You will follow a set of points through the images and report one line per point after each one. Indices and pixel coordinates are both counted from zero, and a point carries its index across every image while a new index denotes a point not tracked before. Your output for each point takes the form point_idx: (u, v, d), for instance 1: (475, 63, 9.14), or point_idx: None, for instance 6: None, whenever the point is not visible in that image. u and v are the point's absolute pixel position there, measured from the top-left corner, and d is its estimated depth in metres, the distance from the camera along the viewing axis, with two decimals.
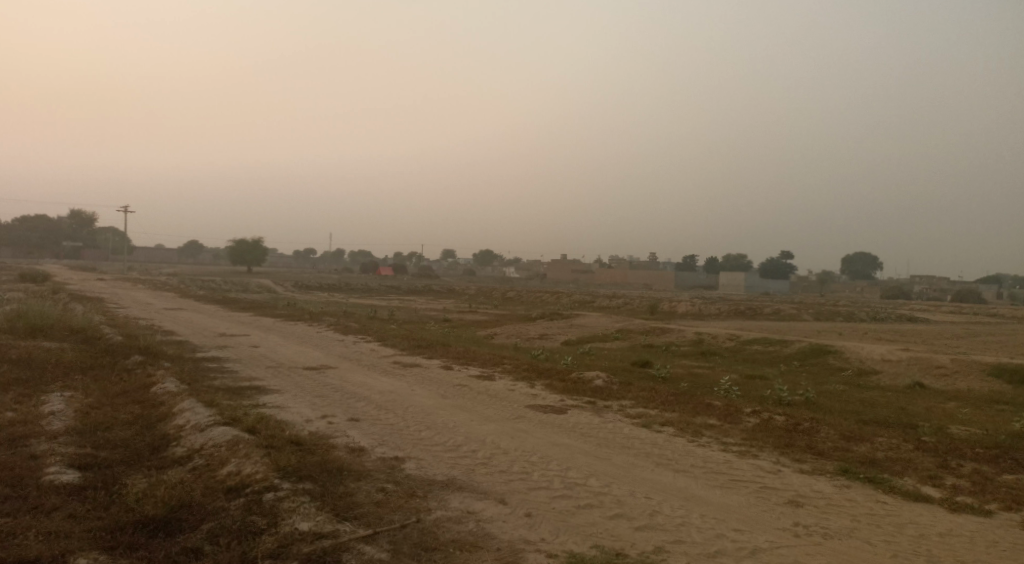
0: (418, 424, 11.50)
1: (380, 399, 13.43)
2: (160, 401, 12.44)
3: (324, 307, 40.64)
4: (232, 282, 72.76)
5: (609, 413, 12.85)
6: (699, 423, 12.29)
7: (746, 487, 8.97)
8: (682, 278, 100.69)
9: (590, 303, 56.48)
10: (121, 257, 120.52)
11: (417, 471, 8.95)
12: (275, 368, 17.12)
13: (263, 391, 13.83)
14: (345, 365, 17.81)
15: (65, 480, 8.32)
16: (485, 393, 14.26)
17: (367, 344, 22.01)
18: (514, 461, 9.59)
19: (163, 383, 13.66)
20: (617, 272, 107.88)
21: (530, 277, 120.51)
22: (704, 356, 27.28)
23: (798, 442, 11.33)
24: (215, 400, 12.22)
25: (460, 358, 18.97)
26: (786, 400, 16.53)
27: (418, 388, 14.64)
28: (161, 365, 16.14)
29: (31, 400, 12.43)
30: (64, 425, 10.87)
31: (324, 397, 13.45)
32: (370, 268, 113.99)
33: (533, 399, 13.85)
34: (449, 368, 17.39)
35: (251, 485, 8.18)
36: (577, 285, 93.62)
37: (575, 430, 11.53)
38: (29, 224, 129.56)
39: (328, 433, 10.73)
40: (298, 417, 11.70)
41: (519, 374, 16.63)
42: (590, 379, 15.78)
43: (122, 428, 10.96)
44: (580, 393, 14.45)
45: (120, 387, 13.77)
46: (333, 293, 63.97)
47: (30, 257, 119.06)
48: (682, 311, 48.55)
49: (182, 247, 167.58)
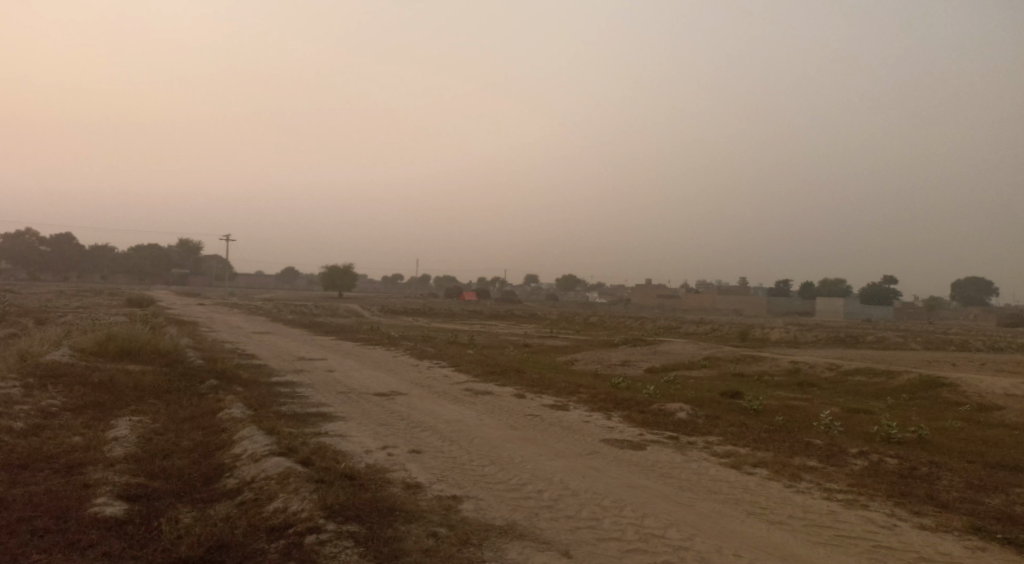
0: (483, 458, 10.69)
1: (447, 429, 12.72)
2: (223, 427, 12.11)
3: (405, 332, 40.55)
4: (323, 306, 74.32)
5: (693, 451, 11.69)
6: (797, 465, 10.99)
7: (855, 547, 7.71)
8: (775, 304, 96.52)
9: (678, 329, 54.46)
10: (223, 284, 125.97)
11: (474, 514, 8.13)
12: (346, 394, 16.71)
13: (328, 418, 13.37)
14: (416, 391, 17.23)
15: (109, 512, 7.92)
16: (559, 424, 13.33)
17: (442, 369, 21.46)
18: (584, 504, 8.64)
19: (229, 409, 13.39)
20: (706, 298, 104.75)
21: (616, 302, 118.48)
22: (801, 387, 25.40)
23: (915, 490, 9.89)
24: (275, 427, 11.79)
25: (535, 386, 18.13)
26: (895, 438, 14.85)
27: (488, 417, 13.86)
28: (232, 390, 15.98)
29: (99, 424, 12.33)
30: (124, 451, 10.63)
31: (389, 426, 12.84)
32: (456, 293, 114.89)
33: (609, 432, 12.81)
34: (523, 396, 16.55)
35: (294, 525, 7.55)
36: (663, 311, 91.21)
37: (655, 469, 10.46)
38: (141, 251, 137.29)
39: (386, 466, 10.06)
40: (358, 447, 11.10)
41: (597, 404, 15.61)
42: (674, 411, 14.61)
43: (180, 456, 10.61)
44: (662, 427, 13.34)
45: (187, 412, 13.58)
46: (417, 318, 64.26)
47: (140, 283, 126.45)
48: (776, 338, 46.08)
49: (279, 273, 173.95)
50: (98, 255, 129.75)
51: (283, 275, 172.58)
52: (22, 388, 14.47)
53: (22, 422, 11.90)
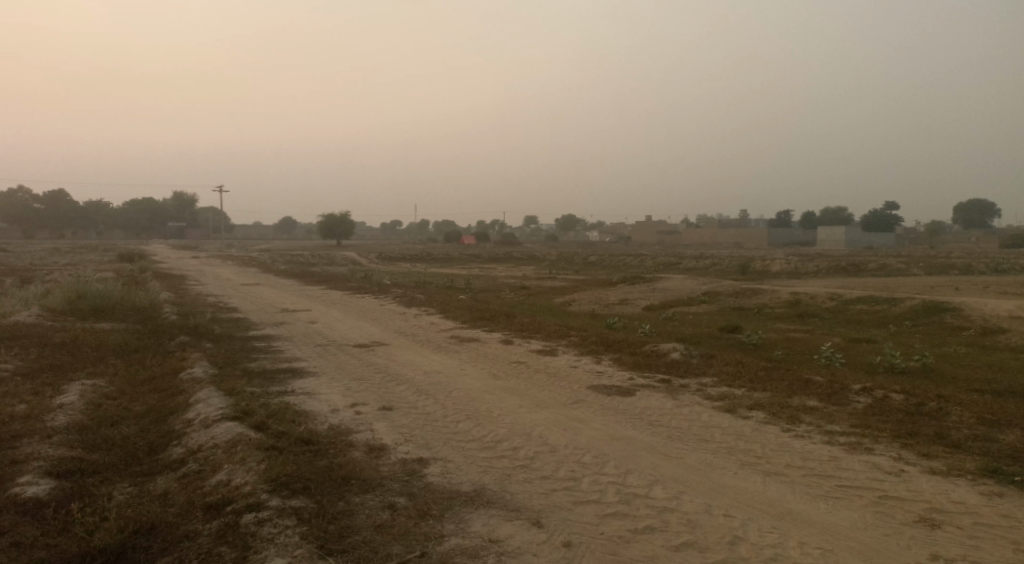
0: (458, 413, 9.87)
1: (423, 382, 11.89)
2: (181, 390, 11.30)
3: (398, 279, 39.61)
4: (319, 256, 73.36)
5: (685, 395, 10.86)
6: (796, 406, 10.15)
7: (859, 499, 6.90)
8: (776, 235, 95.23)
9: (676, 265, 53.48)
10: (220, 237, 124.89)
11: (439, 480, 7.32)
12: (322, 346, 15.88)
13: (297, 375, 12.53)
14: (397, 340, 16.41)
15: (30, 493, 7.13)
16: (544, 372, 12.50)
17: (427, 316, 20.61)
18: (561, 462, 7.83)
19: (191, 369, 12.56)
20: (706, 232, 103.66)
21: (616, 240, 117.47)
22: (801, 318, 24.60)
23: (924, 429, 9.06)
24: (236, 387, 10.96)
25: (523, 330, 17.31)
26: (901, 369, 14.03)
27: (469, 366, 13.04)
28: (202, 347, 15.20)
29: (49, 390, 11.55)
30: (67, 420, 9.82)
31: (362, 381, 11.99)
32: (453, 237, 113.64)
33: (596, 378, 12.01)
34: (509, 342, 15.71)
35: (233, 501, 6.74)
36: (663, 247, 90.09)
37: (643, 418, 9.64)
38: (135, 207, 135.80)
39: (351, 427, 9.24)
40: (324, 407, 10.28)
41: (585, 347, 14.77)
42: (666, 352, 13.77)
43: (129, 424, 9.81)
44: (652, 370, 12.52)
45: (149, 374, 12.79)
46: (414, 264, 63.21)
47: (136, 238, 125.57)
48: (777, 270, 45.22)
49: (276, 223, 172.37)
50: (92, 212, 128.51)
51: (280, 226, 171.58)
52: None
53: None
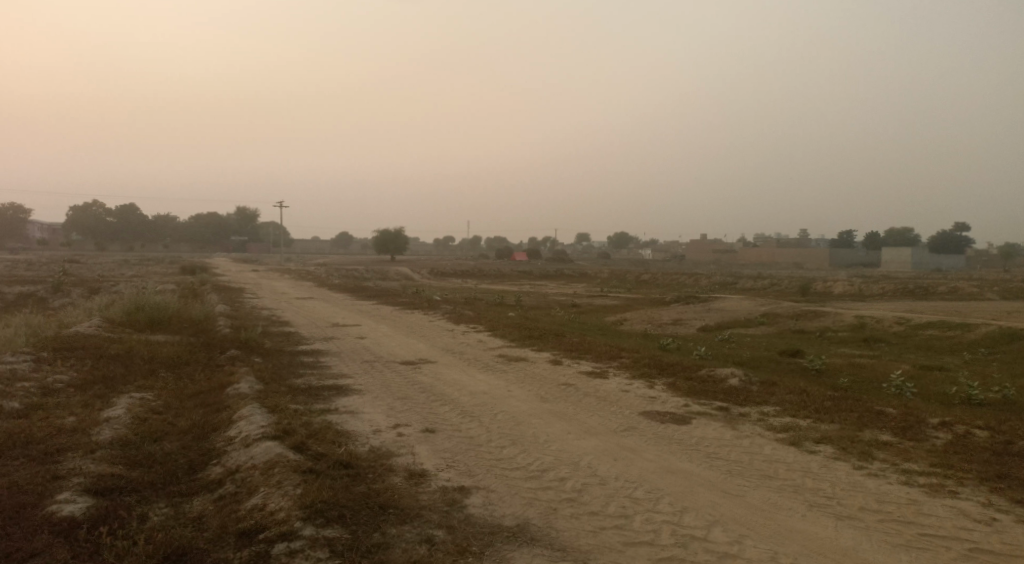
0: (503, 438, 9.44)
1: (469, 403, 11.50)
2: (225, 405, 11.16)
3: (449, 294, 39.51)
4: (373, 271, 73.82)
5: (746, 425, 10.21)
6: (867, 441, 9.41)
7: (945, 552, 6.21)
8: (838, 255, 92.45)
9: (733, 285, 52.15)
10: (280, 251, 127.69)
11: (481, 512, 6.89)
12: (369, 363, 15.65)
13: (342, 392, 12.28)
14: (445, 358, 16.08)
15: (65, 511, 6.97)
16: (594, 395, 11.98)
17: (476, 334, 20.29)
18: (612, 496, 7.32)
19: (237, 384, 12.44)
20: (764, 251, 101.35)
21: (671, 258, 115.91)
22: (867, 343, 23.45)
23: (1013, 472, 8.25)
24: (279, 405, 10.76)
25: (573, 350, 16.80)
26: (981, 400, 13.04)
27: (516, 388, 12.60)
28: (250, 361, 15.14)
29: (97, 403, 11.56)
30: (112, 435, 9.73)
31: (406, 400, 11.66)
32: (506, 253, 113.66)
33: (650, 403, 11.42)
34: (559, 362, 15.21)
35: (266, 529, 6.44)
36: (719, 267, 88.33)
37: (700, 449, 9.05)
38: (199, 222, 140.01)
39: (392, 450, 8.90)
40: (366, 427, 9.97)
41: (638, 370, 14.18)
42: (724, 378, 13.08)
43: (172, 440, 9.67)
44: (709, 396, 11.88)
45: (196, 388, 12.74)
46: (465, 280, 63.27)
47: (199, 250, 129.38)
48: (839, 292, 43.65)
49: (334, 238, 175.31)
50: (159, 226, 133.10)
51: (337, 242, 174.71)
52: (30, 364, 13.94)
53: (17, 403, 11.24)
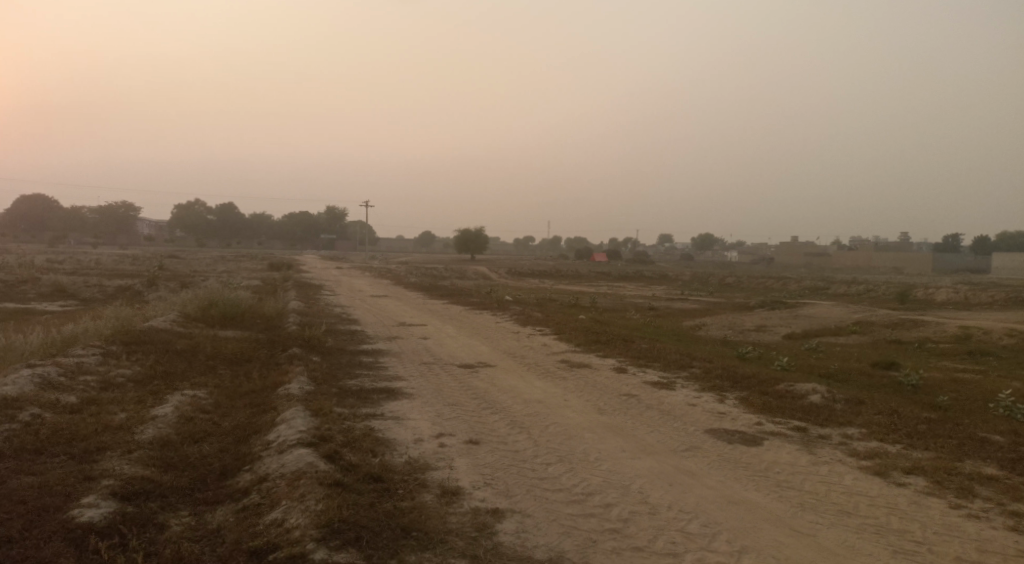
0: (550, 454, 8.74)
1: (521, 412, 10.83)
2: (272, 406, 10.85)
3: (524, 295, 39.01)
4: (452, 269, 74.37)
5: (824, 449, 9.17)
6: (968, 474, 8.22)
7: None
8: (941, 260, 87.06)
9: (824, 290, 49.58)
10: (365, 250, 130.63)
11: (511, 541, 6.23)
12: (427, 365, 15.21)
13: (392, 396, 11.86)
14: (505, 362, 15.48)
15: (84, 517, 6.70)
16: (657, 409, 11.08)
17: (543, 337, 19.61)
18: (662, 529, 6.52)
19: (288, 384, 12.18)
20: (860, 256, 96.62)
21: (759, 260, 112.03)
22: (971, 356, 21.47)
23: None
24: (324, 407, 10.38)
25: (642, 358, 15.90)
26: None
27: (573, 397, 11.85)
28: (309, 360, 14.94)
29: (150, 399, 11.49)
30: (154, 434, 9.55)
31: (457, 407, 11.10)
32: (586, 253, 112.41)
33: (717, 420, 10.47)
34: (624, 371, 14.35)
35: (279, 549, 5.96)
36: (810, 271, 84.73)
37: (769, 477, 8.09)
38: (290, 220, 144.78)
39: (429, 463, 8.32)
40: (408, 436, 9.44)
41: (709, 381, 13.19)
42: (804, 394, 11.94)
43: (212, 442, 9.41)
44: (785, 414, 10.84)
45: (249, 386, 12.56)
46: (544, 280, 62.73)
47: (289, 247, 133.83)
48: (942, 300, 40.76)
49: (418, 235, 178.04)
50: (254, 223, 138.55)
51: (421, 240, 177.66)
52: (96, 358, 14.14)
53: (72, 397, 11.29)
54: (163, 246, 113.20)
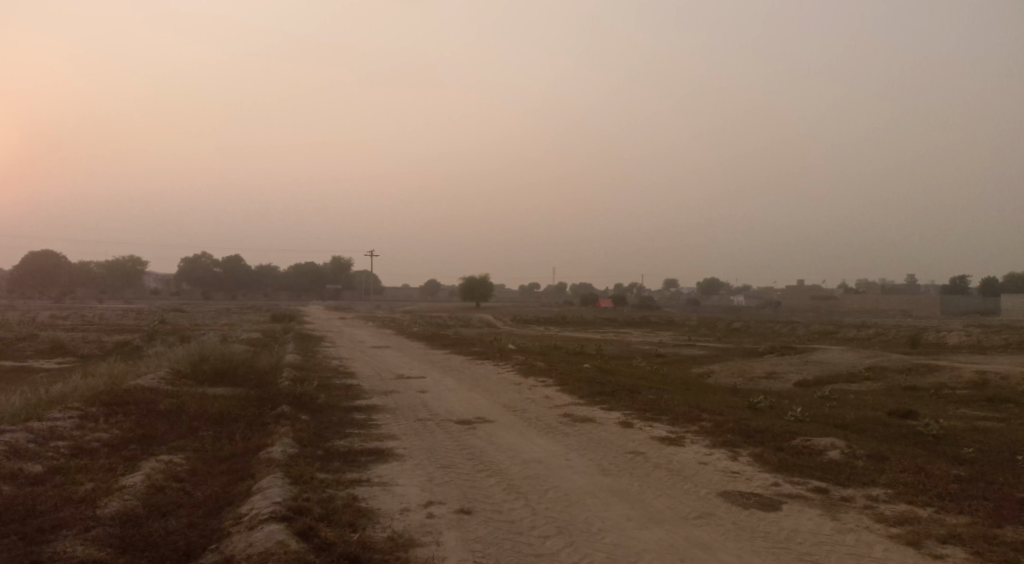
0: (548, 524, 7.95)
1: (519, 474, 10.04)
2: (251, 472, 10.09)
3: (527, 343, 38.23)
4: (456, 318, 73.77)
5: (849, 514, 8.36)
6: (1010, 543, 7.40)
7: None
8: (951, 302, 86.02)
9: (834, 335, 48.67)
10: (370, 300, 130.21)
11: None
12: (422, 422, 14.41)
13: (382, 458, 11.08)
14: (504, 418, 14.68)
15: None
16: (665, 469, 10.27)
17: (544, 389, 18.80)
18: None
19: (271, 446, 11.43)
20: (867, 298, 95.83)
21: (765, 304, 111.22)
22: (992, 402, 20.56)
23: None
24: (305, 473, 9.62)
25: (649, 411, 15.10)
26: None
27: (575, 456, 11.06)
28: (296, 418, 14.16)
29: (122, 467, 10.77)
30: (117, 508, 8.80)
31: (449, 470, 10.29)
32: (590, 300, 111.69)
33: (730, 481, 9.66)
34: (629, 425, 13.53)
35: None
36: (817, 314, 83.79)
37: (790, 548, 7.28)
38: (295, 270, 144.79)
39: (414, 538, 7.52)
40: (394, 505, 8.62)
41: (720, 437, 12.37)
42: (823, 450, 11.13)
43: (180, 516, 8.66)
44: (804, 473, 10.02)
45: (230, 450, 11.81)
46: (548, 327, 62.00)
47: (293, 298, 133.48)
48: (955, 343, 39.83)
49: (423, 285, 177.94)
50: (259, 275, 138.62)
51: (426, 289, 177.56)
52: (73, 421, 13.43)
53: (39, 466, 10.58)
54: (168, 299, 112.92)
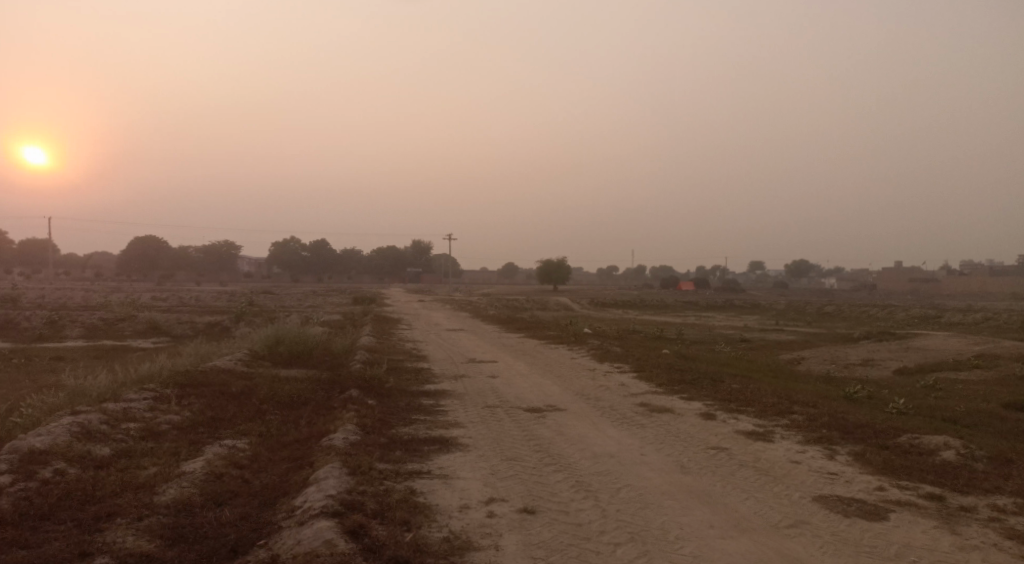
0: (620, 529, 7.18)
1: (589, 469, 9.28)
2: (310, 461, 9.72)
3: (606, 327, 37.28)
4: (533, 301, 73.31)
5: (971, 528, 7.25)
6: None
7: None
8: None
9: (937, 319, 45.59)
10: (450, 283, 131.36)
11: None
12: (490, 409, 13.81)
13: (445, 448, 10.52)
14: (576, 406, 13.94)
15: None
16: (752, 468, 9.32)
17: (620, 376, 17.95)
18: None
19: (333, 433, 11.06)
20: (972, 281, 89.98)
21: (860, 287, 105.96)
22: None
23: None
24: (363, 463, 9.14)
25: (734, 401, 14.05)
26: None
27: (651, 451, 10.23)
28: (363, 403, 13.80)
29: (187, 452, 10.62)
30: (173, 495, 8.54)
31: (514, 463, 9.63)
32: (673, 282, 108.92)
33: (828, 484, 8.63)
34: (711, 417, 12.56)
35: None
36: (916, 298, 79.34)
37: None
38: (377, 254, 147.42)
39: (472, 540, 6.91)
40: (453, 501, 8.02)
41: (814, 432, 11.27)
42: (935, 451, 9.92)
43: (235, 506, 8.33)
44: (914, 477, 8.89)
45: (293, 436, 11.51)
46: (628, 310, 60.91)
47: (376, 281, 136.17)
48: None
49: (502, 269, 178.77)
50: (343, 258, 142.00)
51: (505, 271, 178.21)
52: (147, 402, 13.48)
53: (106, 449, 10.53)
54: (257, 282, 117.06)
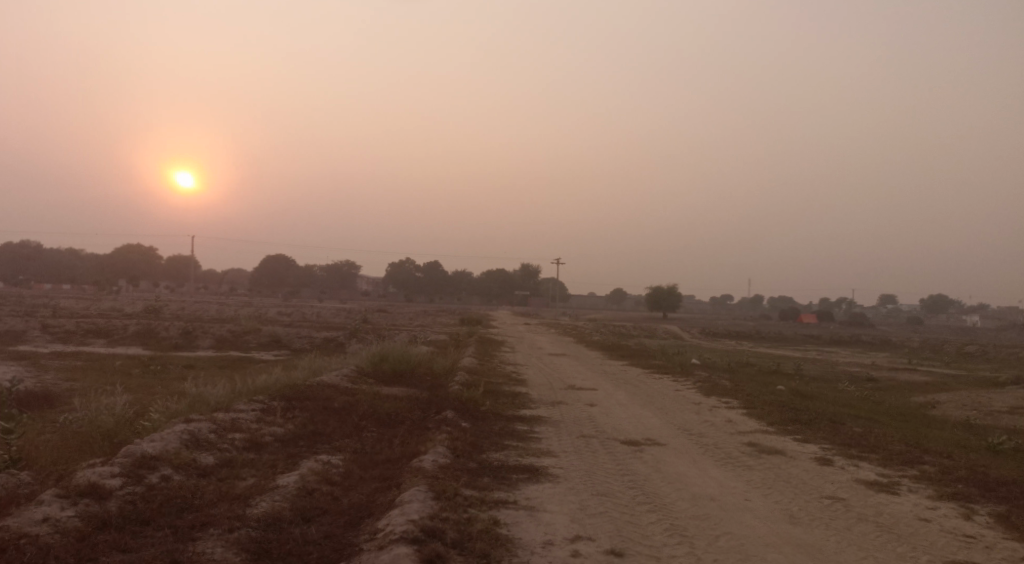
0: None
1: (686, 512, 8.66)
2: (400, 482, 9.61)
3: (717, 359, 35.79)
4: (643, 328, 71.78)
5: None
6: None
7: None
8: None
9: None
10: (560, 307, 130.97)
11: None
12: (587, 439, 13.33)
13: (536, 478, 10.17)
14: (678, 441, 13.23)
15: None
16: (872, 523, 8.41)
17: (728, 412, 16.99)
18: None
19: (425, 454, 10.96)
20: None
21: (1005, 327, 97.26)
22: None
23: None
24: (450, 488, 8.93)
25: (854, 446, 12.93)
26: None
27: (757, 496, 9.47)
28: (458, 425, 13.67)
29: (285, 465, 10.78)
30: (265, 508, 8.61)
31: (606, 499, 9.14)
32: (792, 315, 103.88)
33: (961, 548, 7.64)
34: (827, 463, 11.58)
35: None
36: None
37: None
38: (489, 276, 149.33)
39: None
40: (538, 536, 7.65)
41: (946, 487, 10.12)
42: None
43: (322, 524, 8.30)
44: None
45: (387, 455, 11.48)
46: (742, 342, 58.42)
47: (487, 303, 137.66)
48: None
49: (612, 295, 176.85)
50: (456, 280, 144.65)
51: (615, 298, 176.13)
52: (254, 414, 13.89)
53: (210, 457, 10.85)
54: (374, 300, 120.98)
